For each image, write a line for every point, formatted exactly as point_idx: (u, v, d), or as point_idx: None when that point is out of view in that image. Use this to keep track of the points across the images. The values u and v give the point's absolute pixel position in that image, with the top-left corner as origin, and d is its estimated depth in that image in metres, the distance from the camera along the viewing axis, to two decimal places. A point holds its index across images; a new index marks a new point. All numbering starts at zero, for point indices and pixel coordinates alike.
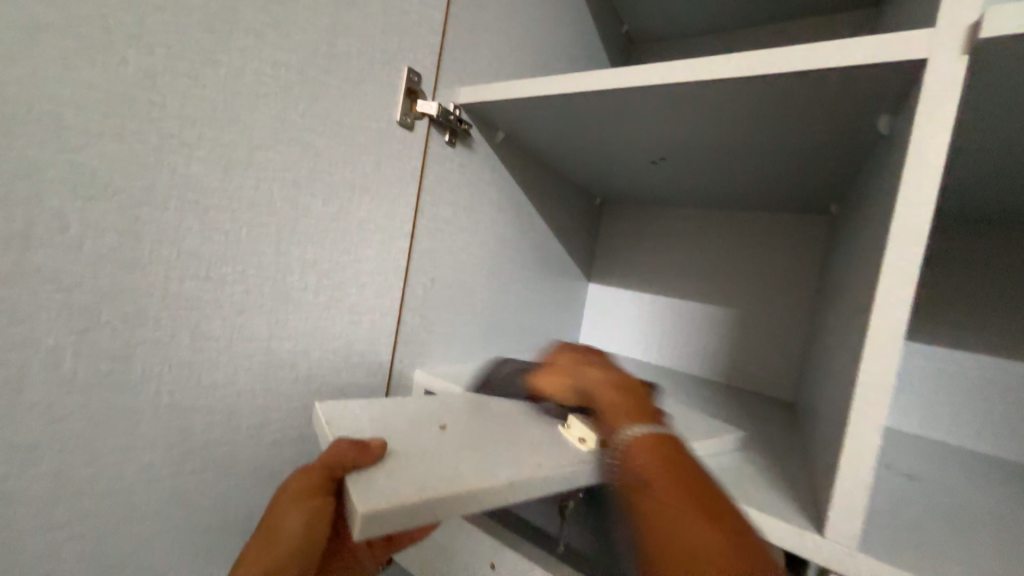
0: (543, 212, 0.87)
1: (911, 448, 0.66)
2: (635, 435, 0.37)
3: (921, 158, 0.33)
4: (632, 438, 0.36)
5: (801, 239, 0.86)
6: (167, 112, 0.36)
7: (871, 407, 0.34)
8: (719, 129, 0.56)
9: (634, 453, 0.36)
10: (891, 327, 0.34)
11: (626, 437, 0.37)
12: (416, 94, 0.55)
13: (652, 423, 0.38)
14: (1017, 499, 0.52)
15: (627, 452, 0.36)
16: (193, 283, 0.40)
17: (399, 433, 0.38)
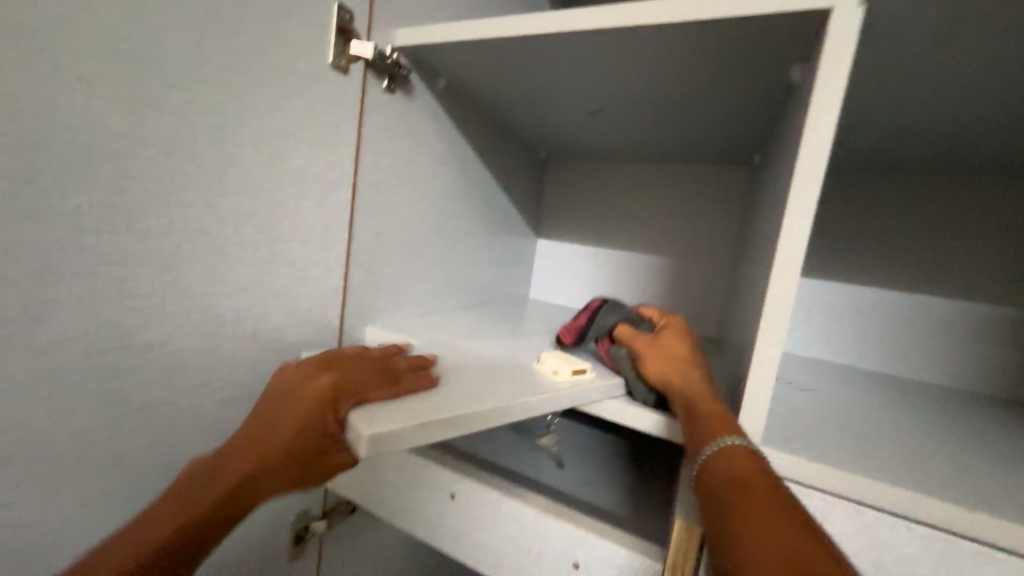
0: (489, 165, 0.86)
1: (810, 368, 0.77)
2: (738, 445, 0.37)
3: (821, 104, 0.37)
4: (724, 446, 0.37)
5: (727, 190, 0.94)
6: (54, 38, 0.32)
7: (774, 325, 0.40)
8: (654, 79, 0.58)
9: (731, 458, 0.36)
10: (792, 256, 0.39)
11: (725, 445, 0.37)
12: (348, 32, 0.52)
13: (743, 435, 0.38)
14: (884, 401, 0.63)
15: (722, 461, 0.36)
16: (111, 236, 0.37)
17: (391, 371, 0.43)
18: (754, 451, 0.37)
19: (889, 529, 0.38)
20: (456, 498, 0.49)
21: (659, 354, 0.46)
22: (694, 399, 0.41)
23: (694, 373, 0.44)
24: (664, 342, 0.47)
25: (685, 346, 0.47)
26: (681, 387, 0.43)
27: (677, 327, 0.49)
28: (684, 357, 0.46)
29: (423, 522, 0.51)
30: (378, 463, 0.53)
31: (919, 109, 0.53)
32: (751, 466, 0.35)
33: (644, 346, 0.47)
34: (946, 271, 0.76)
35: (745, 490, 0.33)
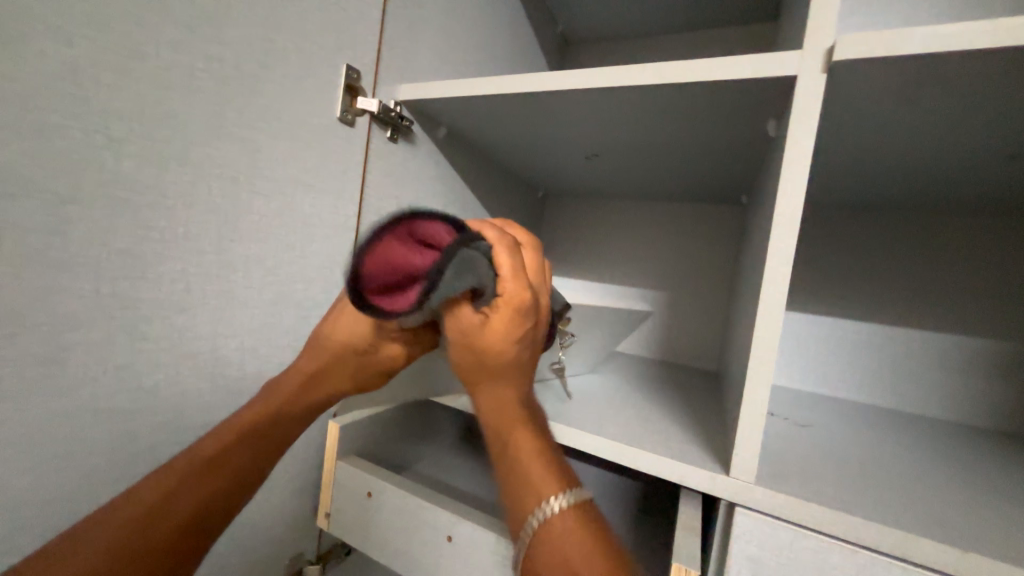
0: (488, 205, 0.90)
1: (807, 402, 0.78)
2: (555, 511, 0.39)
3: (795, 157, 0.40)
4: (548, 521, 0.38)
5: (718, 227, 0.97)
6: (91, 105, 0.35)
7: (763, 364, 0.41)
8: (642, 129, 0.62)
9: (555, 531, 0.38)
10: (775, 298, 0.41)
11: (544, 518, 0.39)
12: (357, 90, 0.56)
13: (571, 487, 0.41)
14: (882, 436, 0.64)
15: (546, 541, 0.38)
16: (128, 283, 0.39)
17: None
18: (580, 504, 0.40)
19: (885, 570, 0.38)
20: (454, 540, 0.48)
21: (478, 357, 0.39)
22: (505, 436, 0.42)
23: (504, 395, 0.42)
24: (478, 343, 0.37)
25: (499, 346, 0.38)
26: (489, 407, 0.43)
27: (502, 311, 0.35)
28: (493, 365, 0.40)
29: (419, 566, 0.50)
30: (376, 504, 0.53)
31: (889, 156, 0.56)
32: (574, 535, 0.37)
33: (464, 342, 0.37)
34: (935, 305, 0.78)
35: (552, 557, 0.37)
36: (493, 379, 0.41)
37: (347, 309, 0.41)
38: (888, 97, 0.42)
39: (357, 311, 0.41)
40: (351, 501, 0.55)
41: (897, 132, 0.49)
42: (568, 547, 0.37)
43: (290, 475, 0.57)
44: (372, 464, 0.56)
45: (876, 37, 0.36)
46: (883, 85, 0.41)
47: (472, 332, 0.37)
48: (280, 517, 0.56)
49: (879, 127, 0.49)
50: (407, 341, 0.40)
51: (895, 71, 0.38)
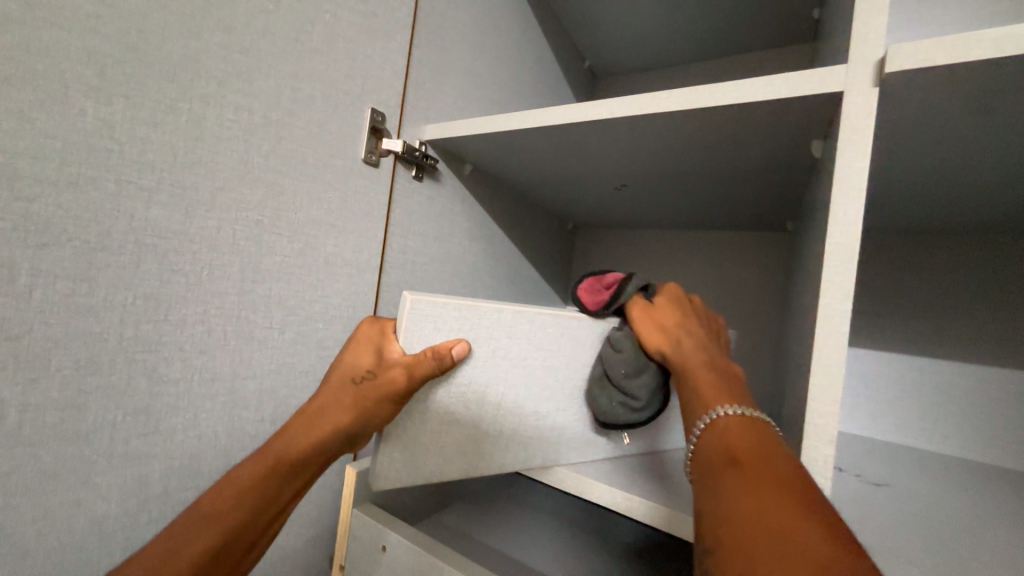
0: (516, 239, 0.89)
1: (881, 454, 0.68)
2: (732, 413, 0.34)
3: (844, 181, 0.36)
4: (721, 417, 0.34)
5: (761, 256, 0.91)
6: (124, 154, 0.36)
7: (824, 416, 0.35)
8: (672, 156, 0.59)
9: (727, 429, 0.33)
10: (833, 336, 0.35)
11: (712, 417, 0.34)
12: (381, 131, 0.57)
13: (746, 404, 0.35)
14: (981, 500, 0.53)
15: (721, 438, 0.33)
16: (150, 326, 0.39)
17: (452, 457, 0.42)
18: (754, 416, 0.34)
19: None
20: None
21: (655, 326, 0.43)
22: (685, 373, 0.39)
23: (689, 339, 0.41)
24: (653, 318, 0.44)
25: (681, 317, 0.43)
26: (686, 345, 0.41)
27: (672, 299, 0.45)
28: (679, 329, 0.42)
29: None
30: (390, 559, 0.49)
31: (955, 175, 0.50)
32: (742, 432, 0.32)
33: (653, 310, 0.44)
34: None
35: (731, 448, 0.32)
36: (672, 341, 0.42)
37: (353, 350, 0.43)
38: (957, 108, 0.37)
39: (363, 346, 0.42)
40: (363, 554, 0.51)
41: (961, 149, 0.44)
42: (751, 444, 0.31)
43: (306, 522, 0.55)
44: (386, 515, 0.52)
45: (931, 45, 0.32)
46: (943, 98, 0.36)
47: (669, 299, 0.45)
48: (295, 569, 0.54)
49: (943, 142, 0.43)
50: (408, 361, 0.38)
51: (960, 80, 0.34)
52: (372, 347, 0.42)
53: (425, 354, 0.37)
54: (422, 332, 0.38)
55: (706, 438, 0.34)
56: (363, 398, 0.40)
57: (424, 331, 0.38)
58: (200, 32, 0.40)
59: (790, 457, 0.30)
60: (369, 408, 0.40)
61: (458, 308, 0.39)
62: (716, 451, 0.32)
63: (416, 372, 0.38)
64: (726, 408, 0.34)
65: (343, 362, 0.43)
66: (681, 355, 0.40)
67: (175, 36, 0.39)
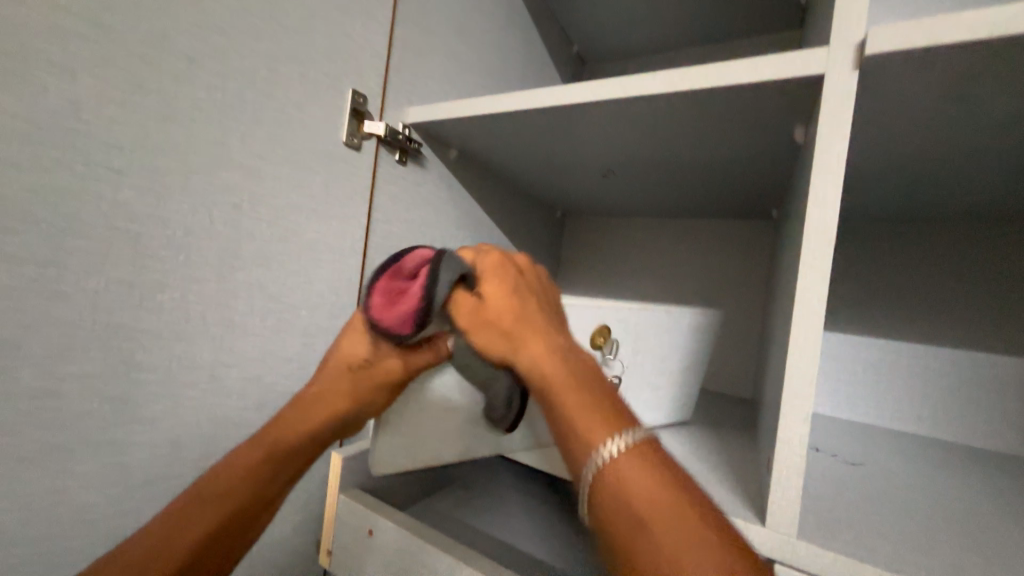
0: (503, 226, 0.88)
1: (857, 435, 0.70)
2: (620, 448, 0.30)
3: (824, 164, 0.36)
4: (611, 460, 0.29)
5: (747, 243, 0.92)
6: (93, 134, 0.35)
7: (800, 397, 0.36)
8: (658, 142, 0.59)
9: (624, 472, 0.29)
10: (810, 318, 0.36)
11: (601, 459, 0.30)
12: (363, 114, 0.56)
13: (630, 423, 0.32)
14: (950, 477, 0.55)
15: (614, 482, 0.29)
16: (125, 312, 0.38)
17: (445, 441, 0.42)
18: (641, 439, 0.31)
19: None
20: None
21: (494, 331, 0.35)
22: (559, 398, 0.33)
23: (536, 345, 0.34)
24: (483, 318, 0.35)
25: (518, 313, 0.35)
26: (541, 357, 0.34)
27: (501, 284, 0.36)
28: (527, 332, 0.35)
29: None
30: (377, 543, 0.50)
31: (932, 160, 0.51)
32: (637, 469, 0.29)
33: (487, 307, 0.35)
34: (1007, 325, 0.68)
35: (629, 496, 0.29)
36: (519, 348, 0.34)
37: (346, 335, 0.41)
38: (936, 92, 0.38)
39: (357, 334, 0.40)
40: (352, 538, 0.52)
41: (939, 134, 0.44)
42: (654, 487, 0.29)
43: (292, 509, 0.55)
44: (374, 500, 0.53)
45: (910, 28, 0.32)
46: (921, 82, 0.36)
47: (493, 286, 0.35)
48: (282, 555, 0.54)
49: (921, 127, 0.44)
50: (405, 352, 0.37)
51: (937, 64, 0.34)
52: (364, 334, 0.40)
53: (423, 342, 0.38)
54: None
55: (597, 484, 0.30)
56: (359, 387, 0.39)
57: None
58: (169, 7, 0.39)
59: (676, 479, 0.29)
60: (364, 396, 0.39)
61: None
62: (618, 506, 0.29)
63: (413, 360, 0.38)
64: (612, 446, 0.30)
65: (338, 350, 0.41)
66: (545, 372, 0.33)
67: (142, 10, 0.37)
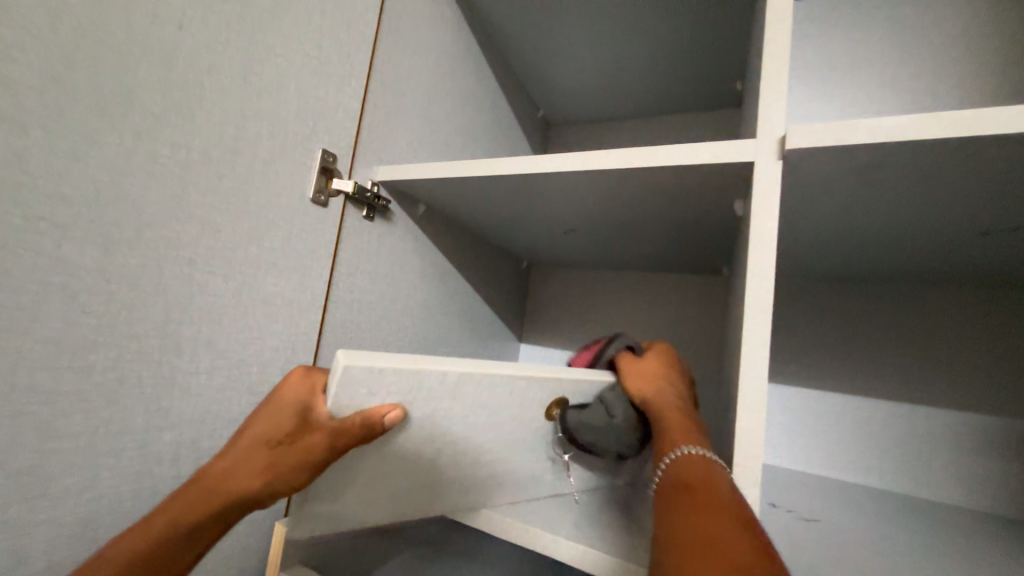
0: (469, 278, 0.89)
1: (809, 488, 0.72)
2: (694, 454, 0.37)
3: (757, 240, 0.40)
4: (682, 454, 0.37)
5: (700, 298, 0.97)
6: (39, 188, 0.34)
7: (749, 458, 0.38)
8: (614, 207, 0.63)
9: (687, 465, 0.36)
10: (754, 382, 0.38)
11: (678, 453, 0.37)
12: (331, 171, 0.57)
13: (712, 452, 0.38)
14: (896, 531, 0.57)
15: (681, 469, 0.36)
16: (49, 374, 0.35)
17: (379, 504, 0.42)
18: (714, 461, 0.36)
19: None
20: None
21: (641, 377, 0.46)
22: (663, 418, 0.41)
23: (666, 388, 0.44)
24: (639, 369, 0.47)
25: (662, 370, 0.46)
26: (661, 393, 0.44)
27: (657, 355, 0.49)
28: (660, 378, 0.45)
29: None
30: None
31: (853, 233, 0.57)
32: (702, 469, 0.35)
33: (634, 364, 0.48)
34: (932, 380, 0.74)
35: (689, 477, 0.35)
36: (660, 388, 0.44)
37: (275, 400, 0.37)
38: (847, 180, 0.43)
39: (286, 398, 0.37)
40: None
41: (855, 212, 0.50)
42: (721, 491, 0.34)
43: None
44: None
45: (821, 129, 0.38)
46: (834, 171, 0.42)
47: (657, 354, 0.49)
48: None
49: (840, 206, 0.49)
50: (335, 429, 0.34)
51: (845, 158, 0.39)
52: (296, 401, 0.36)
53: (357, 421, 0.34)
54: (354, 397, 0.35)
55: (669, 469, 0.37)
56: (279, 464, 0.36)
57: (357, 392, 0.35)
58: (139, 68, 0.39)
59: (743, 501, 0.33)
60: (285, 476, 0.36)
61: (402, 373, 0.36)
62: (674, 480, 0.36)
63: (342, 442, 0.35)
64: (693, 449, 0.37)
65: (261, 415, 0.37)
66: (657, 402, 0.43)
67: (109, 70, 0.37)
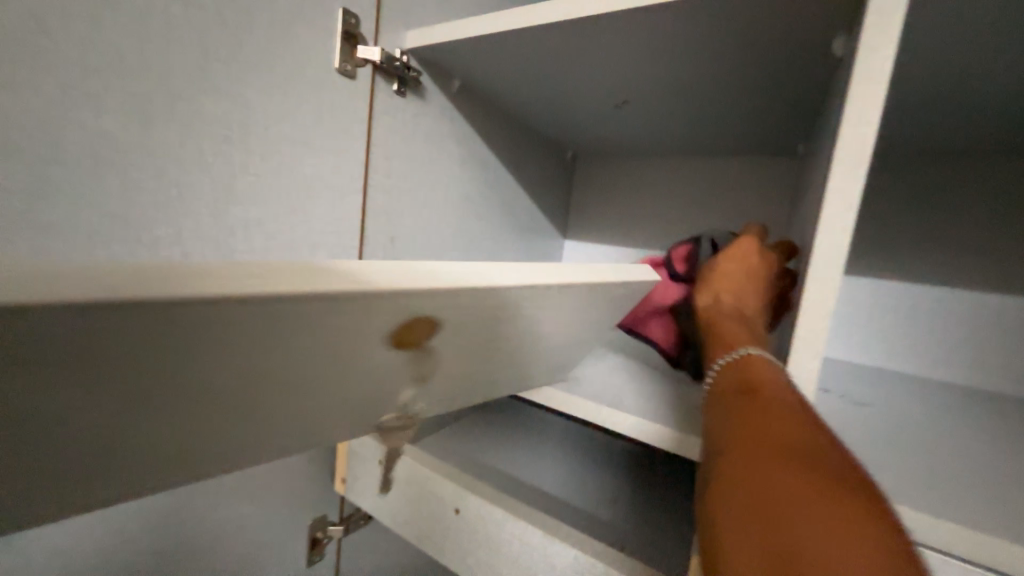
0: (510, 166, 0.84)
1: (869, 378, 0.69)
2: (753, 354, 0.38)
3: (862, 76, 0.32)
4: (741, 354, 0.39)
5: (770, 182, 0.86)
6: (64, 53, 0.33)
7: (813, 330, 0.35)
8: (677, 65, 0.54)
9: (746, 365, 0.38)
10: (832, 247, 0.33)
11: (740, 354, 0.39)
12: (355, 37, 0.52)
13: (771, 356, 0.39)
14: (963, 420, 0.54)
15: (740, 368, 0.37)
16: (121, 248, 0.38)
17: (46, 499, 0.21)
18: (775, 364, 0.37)
19: None
20: (461, 513, 0.45)
21: (708, 283, 0.50)
22: (718, 324, 0.45)
23: (729, 298, 0.47)
24: (714, 273, 0.51)
25: (735, 277, 0.49)
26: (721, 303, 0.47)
27: (738, 258, 0.50)
28: (726, 289, 0.48)
29: (429, 535, 0.49)
30: (386, 470, 0.52)
31: (994, 76, 0.45)
32: (763, 371, 0.36)
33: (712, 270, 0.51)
34: None
35: (748, 375, 0.36)
36: (721, 296, 0.48)
37: None
38: None
39: None
40: (363, 467, 0.54)
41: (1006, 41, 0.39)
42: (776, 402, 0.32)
43: None
44: (383, 432, 0.55)
45: None
46: None
47: (737, 256, 0.50)
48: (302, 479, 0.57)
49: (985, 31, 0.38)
50: None
51: None
52: None
53: None
54: None
55: (725, 367, 0.39)
56: None
57: None
58: None
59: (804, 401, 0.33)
60: None
61: None
62: (733, 380, 0.37)
63: None
64: (749, 349, 0.39)
65: None
66: (716, 311, 0.47)
67: None
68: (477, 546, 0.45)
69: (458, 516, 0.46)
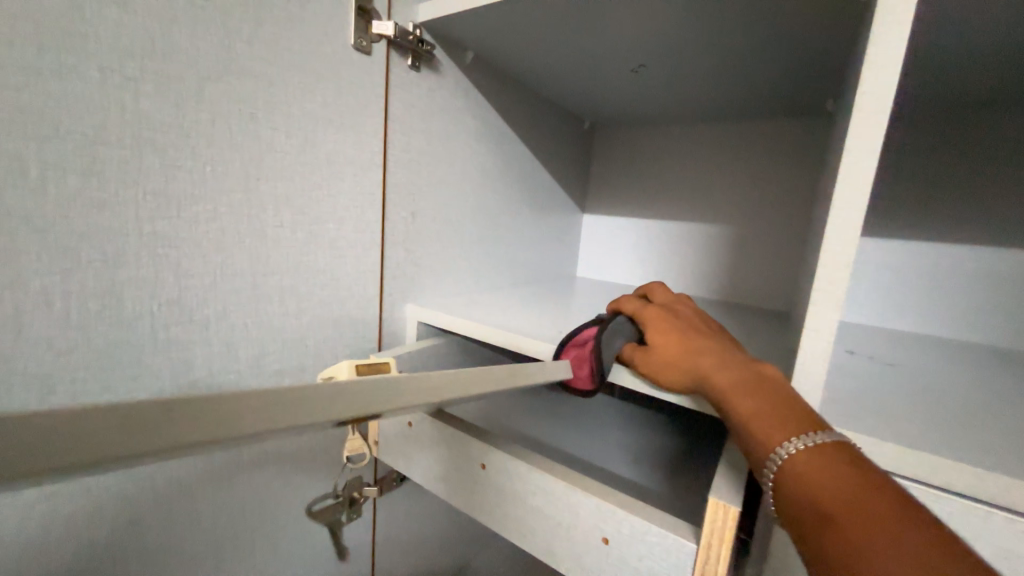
0: (526, 140, 0.84)
1: (899, 342, 0.67)
2: (797, 450, 0.31)
3: (885, 14, 0.30)
4: (787, 460, 0.31)
5: (795, 144, 0.83)
6: (103, 39, 0.35)
7: (833, 280, 0.34)
8: (694, 24, 0.52)
9: (800, 476, 0.30)
10: (854, 195, 0.33)
11: (783, 459, 0.32)
12: (369, 12, 0.53)
13: (810, 428, 0.32)
14: (1000, 380, 0.53)
15: (799, 483, 0.30)
16: (165, 223, 0.41)
17: None
18: (821, 442, 0.31)
19: (982, 521, 0.31)
20: (487, 469, 0.48)
21: (665, 364, 0.41)
22: (727, 401, 0.36)
23: (703, 360, 0.39)
24: (657, 354, 0.42)
25: (682, 342, 0.41)
26: (705, 369, 0.38)
27: (654, 328, 0.43)
28: (687, 354, 0.40)
29: (457, 492, 0.52)
30: (415, 432, 0.55)
31: None
32: (818, 468, 0.30)
33: (647, 352, 0.43)
34: None
35: (810, 494, 0.30)
36: (691, 364, 0.39)
37: None
38: None
39: None
40: (394, 430, 0.57)
41: None
42: (834, 484, 0.29)
43: None
44: None
45: None
46: None
47: (657, 325, 0.43)
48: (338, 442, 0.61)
49: None
50: None
51: None
52: None
53: None
54: None
55: (784, 487, 0.31)
56: None
57: None
58: None
59: (857, 463, 0.30)
60: None
61: None
62: (799, 503, 0.30)
63: None
64: (789, 445, 0.31)
65: None
66: (705, 383, 0.38)
67: None
68: (503, 500, 0.47)
69: (485, 471, 0.48)
